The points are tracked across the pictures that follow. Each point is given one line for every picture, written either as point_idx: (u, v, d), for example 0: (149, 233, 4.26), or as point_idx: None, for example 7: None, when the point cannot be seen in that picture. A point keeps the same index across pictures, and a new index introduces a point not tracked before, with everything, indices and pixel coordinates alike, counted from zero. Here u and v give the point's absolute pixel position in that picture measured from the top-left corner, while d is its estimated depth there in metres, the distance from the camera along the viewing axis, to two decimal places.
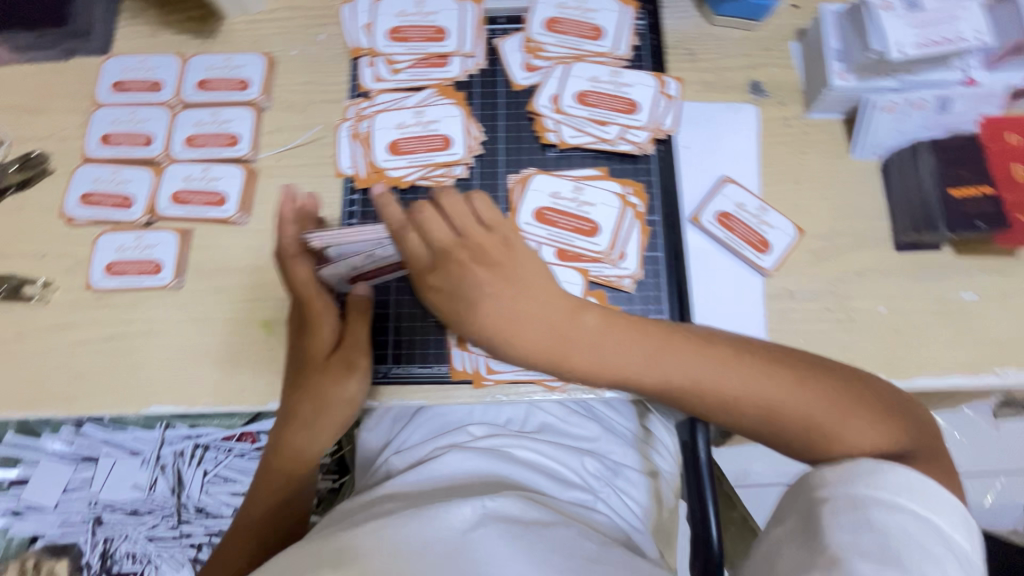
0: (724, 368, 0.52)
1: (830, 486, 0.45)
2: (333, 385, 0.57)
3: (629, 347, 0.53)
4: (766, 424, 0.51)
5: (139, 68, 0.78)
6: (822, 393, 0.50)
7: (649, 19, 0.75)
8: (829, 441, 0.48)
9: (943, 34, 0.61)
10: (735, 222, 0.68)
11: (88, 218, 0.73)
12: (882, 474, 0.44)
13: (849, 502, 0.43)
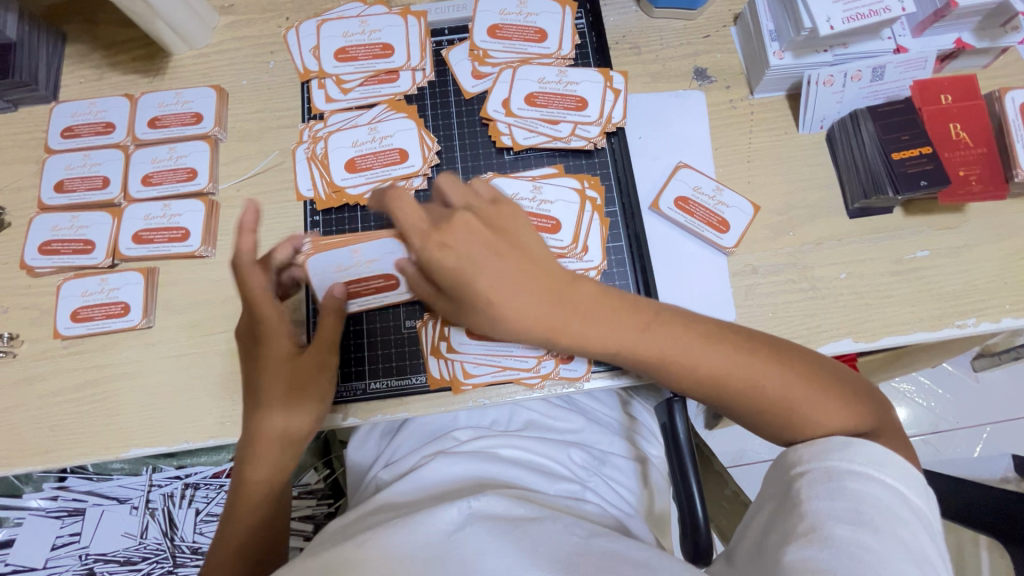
0: (708, 345, 0.52)
1: (803, 462, 0.46)
2: (290, 409, 0.55)
3: (622, 324, 0.51)
4: (746, 397, 0.51)
5: (89, 111, 0.77)
6: (793, 374, 0.51)
7: (590, 17, 0.77)
8: (805, 416, 0.49)
9: (870, 6, 0.64)
10: (695, 206, 0.70)
11: (50, 267, 0.72)
12: (854, 446, 0.45)
13: (824, 474, 0.44)
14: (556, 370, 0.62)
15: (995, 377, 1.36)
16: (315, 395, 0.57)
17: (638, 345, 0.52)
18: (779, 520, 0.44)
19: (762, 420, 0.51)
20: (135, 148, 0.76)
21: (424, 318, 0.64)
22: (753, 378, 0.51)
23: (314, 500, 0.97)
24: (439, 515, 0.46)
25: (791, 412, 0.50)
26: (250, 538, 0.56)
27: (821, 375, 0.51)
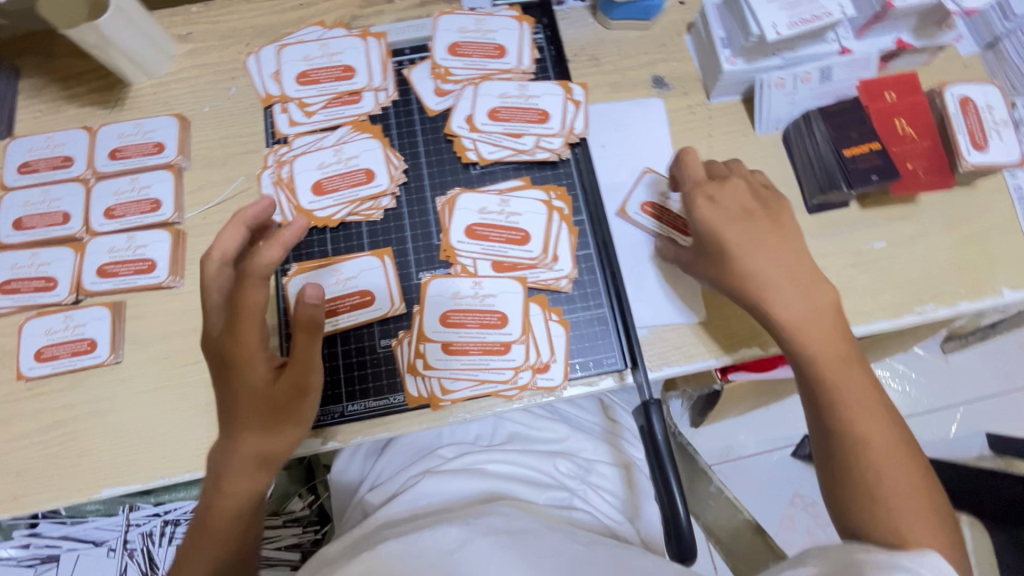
0: (865, 410, 0.51)
1: (870, 552, 0.43)
2: (288, 418, 0.55)
3: (842, 340, 0.54)
4: (845, 462, 0.50)
5: (46, 146, 0.76)
6: (913, 471, 0.50)
7: (546, 32, 0.78)
8: (896, 506, 0.48)
9: (811, 12, 0.67)
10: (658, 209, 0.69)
11: (10, 307, 0.70)
12: (923, 559, 0.43)
13: (886, 564, 0.42)
14: (534, 379, 0.62)
15: (963, 358, 1.41)
16: (292, 416, 0.56)
17: (819, 370, 0.53)
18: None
19: (841, 494, 0.51)
20: (96, 181, 0.75)
21: (399, 336, 0.63)
22: (900, 453, 0.50)
23: (299, 529, 0.93)
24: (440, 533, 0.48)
25: (920, 495, 0.49)
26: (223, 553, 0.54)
27: (933, 488, 0.50)
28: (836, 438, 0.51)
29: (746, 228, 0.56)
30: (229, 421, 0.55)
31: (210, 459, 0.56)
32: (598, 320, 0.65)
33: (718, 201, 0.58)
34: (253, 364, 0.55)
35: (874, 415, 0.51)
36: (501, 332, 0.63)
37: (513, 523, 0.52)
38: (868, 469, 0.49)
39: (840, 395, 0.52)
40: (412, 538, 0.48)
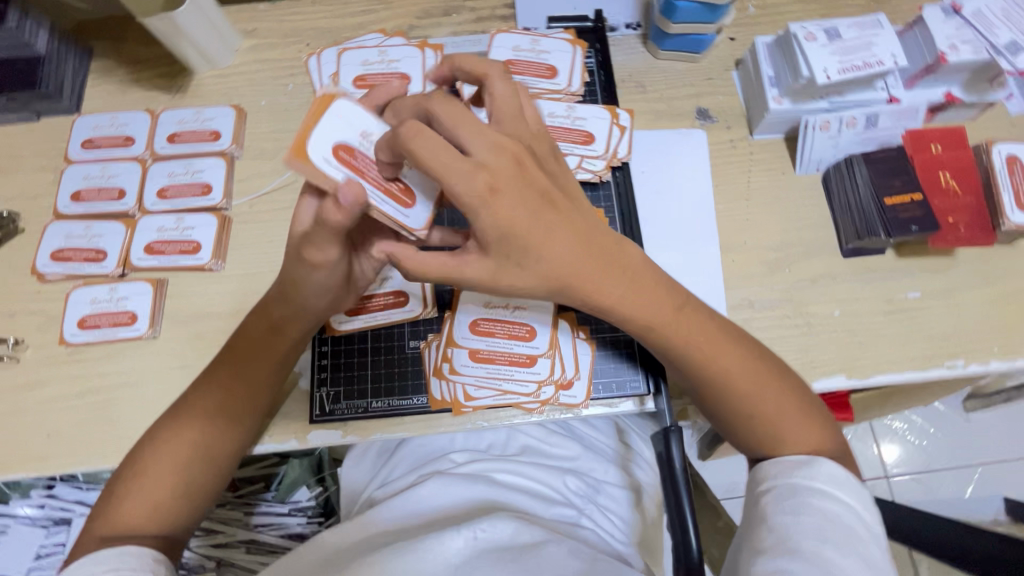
0: (728, 356, 0.54)
1: (771, 479, 0.50)
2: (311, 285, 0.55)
3: (664, 297, 0.53)
4: (728, 411, 0.55)
5: (110, 125, 0.79)
6: (783, 387, 0.55)
7: (598, 56, 0.80)
8: (793, 440, 0.53)
9: (864, 59, 0.68)
10: (356, 156, 0.48)
11: (60, 275, 0.73)
12: (817, 466, 0.49)
13: (789, 491, 0.49)
14: (556, 396, 0.63)
15: (987, 418, 1.36)
16: (296, 289, 0.54)
17: (674, 341, 0.53)
18: (750, 539, 0.48)
19: (731, 431, 0.56)
20: (153, 162, 0.78)
21: (427, 339, 0.65)
22: (766, 384, 0.54)
23: (304, 519, 0.97)
24: (446, 542, 0.48)
25: (804, 417, 0.54)
26: (178, 499, 0.54)
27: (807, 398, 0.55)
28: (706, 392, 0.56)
29: (494, 203, 0.44)
30: (237, 345, 0.59)
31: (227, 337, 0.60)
32: (624, 343, 0.65)
33: (498, 195, 0.44)
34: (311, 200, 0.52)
35: (733, 362, 0.54)
36: (528, 345, 0.64)
37: (525, 534, 0.51)
38: (752, 418, 0.54)
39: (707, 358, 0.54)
40: (417, 546, 0.48)
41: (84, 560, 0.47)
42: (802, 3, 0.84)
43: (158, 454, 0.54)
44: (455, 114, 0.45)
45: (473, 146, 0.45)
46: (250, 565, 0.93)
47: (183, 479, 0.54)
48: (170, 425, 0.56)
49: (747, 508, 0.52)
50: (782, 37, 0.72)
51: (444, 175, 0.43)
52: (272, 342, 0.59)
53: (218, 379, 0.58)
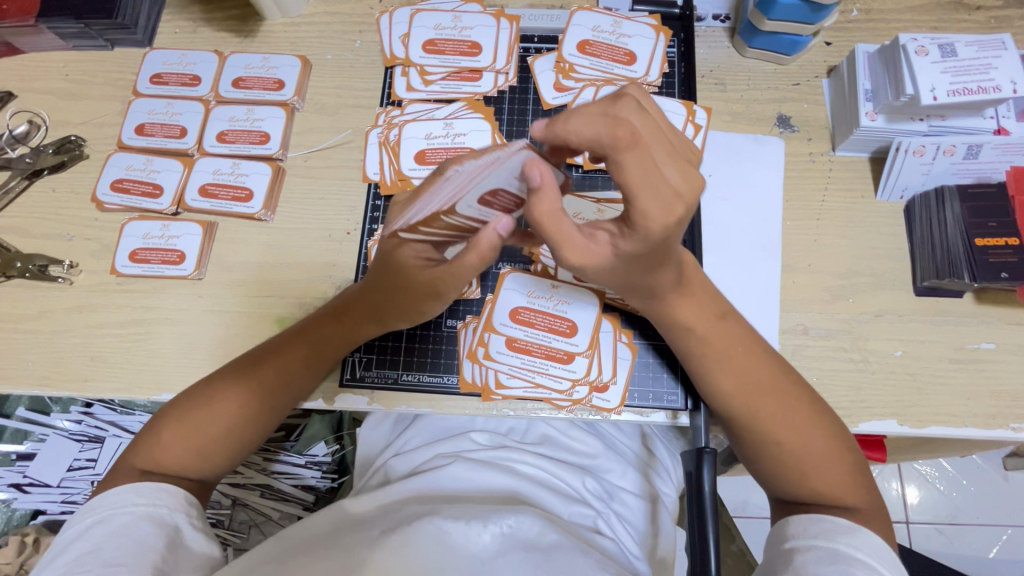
0: (757, 387, 0.54)
1: (812, 539, 0.47)
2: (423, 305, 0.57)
3: (703, 306, 0.55)
4: (751, 444, 0.54)
5: (179, 62, 0.80)
6: (820, 423, 0.53)
7: (681, 47, 0.75)
8: (820, 479, 0.51)
9: (979, 82, 0.61)
10: (497, 197, 0.45)
11: (118, 205, 0.75)
12: (860, 535, 0.46)
13: (830, 555, 0.45)
14: (588, 397, 0.61)
15: None
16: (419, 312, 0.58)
17: (706, 340, 0.55)
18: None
19: (756, 459, 0.55)
20: (216, 104, 0.78)
21: (466, 320, 0.64)
22: (798, 415, 0.53)
23: (319, 472, 0.99)
24: (473, 537, 0.50)
25: (835, 454, 0.52)
26: (217, 449, 0.55)
27: (843, 435, 0.53)
28: (732, 417, 0.55)
29: (658, 242, 0.42)
30: (298, 338, 0.59)
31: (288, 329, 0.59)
32: (666, 353, 0.62)
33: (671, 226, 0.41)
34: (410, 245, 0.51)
35: (768, 397, 0.53)
36: (567, 342, 0.62)
37: (549, 536, 0.53)
38: (777, 448, 0.53)
39: (732, 389, 0.54)
40: (440, 531, 0.49)
41: (125, 489, 0.49)
42: (912, 12, 0.77)
43: (206, 405, 0.55)
44: (657, 139, 0.39)
45: (673, 171, 0.39)
46: (263, 508, 0.98)
47: (230, 435, 0.55)
48: (220, 378, 0.57)
49: (773, 563, 0.48)
50: (887, 47, 0.66)
51: (635, 203, 0.39)
52: (331, 321, 0.60)
53: (272, 369, 0.57)
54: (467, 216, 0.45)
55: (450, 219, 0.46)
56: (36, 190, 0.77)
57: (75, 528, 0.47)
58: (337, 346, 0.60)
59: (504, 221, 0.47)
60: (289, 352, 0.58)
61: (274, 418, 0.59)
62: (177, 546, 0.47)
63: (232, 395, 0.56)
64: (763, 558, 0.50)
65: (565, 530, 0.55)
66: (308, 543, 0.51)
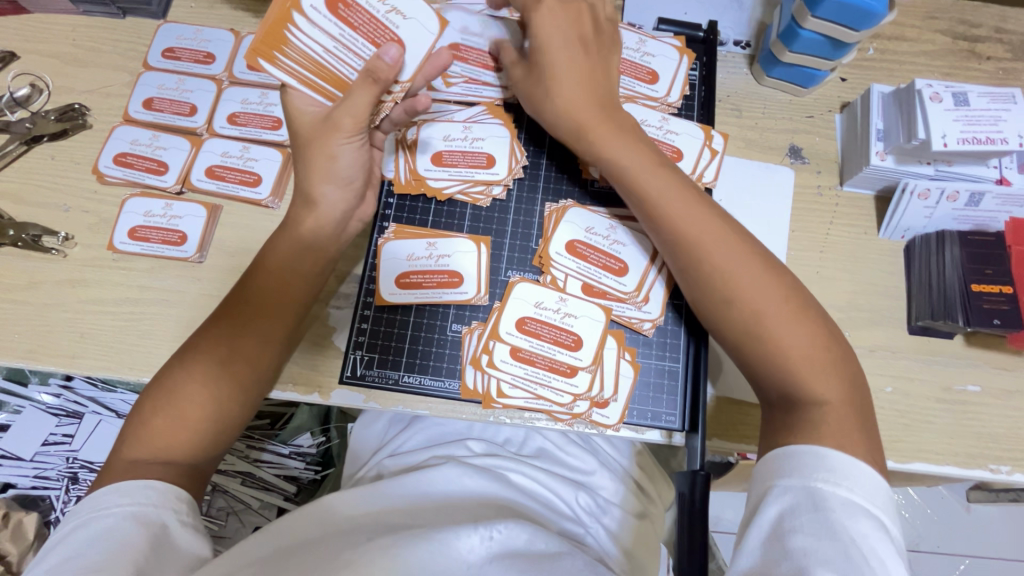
0: (722, 241, 0.55)
1: (789, 480, 0.45)
2: (325, 147, 0.55)
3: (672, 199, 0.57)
4: (723, 321, 0.54)
5: (194, 38, 0.78)
6: (799, 317, 0.52)
7: (703, 70, 0.76)
8: (792, 354, 0.51)
9: (987, 133, 0.63)
10: (352, 12, 0.47)
11: (119, 178, 0.73)
12: (837, 466, 0.45)
13: (808, 499, 0.43)
14: (589, 413, 0.61)
15: (986, 512, 1.31)
16: (331, 162, 0.56)
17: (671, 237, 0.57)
18: (761, 555, 0.43)
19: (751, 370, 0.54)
20: (229, 84, 0.77)
21: (471, 326, 0.63)
22: (764, 276, 0.53)
23: (303, 463, 0.98)
24: (462, 541, 0.49)
25: (805, 329, 0.52)
26: (204, 420, 0.54)
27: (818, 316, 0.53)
28: (694, 275, 0.56)
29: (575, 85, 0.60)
30: (263, 274, 0.60)
31: (254, 266, 0.61)
32: (668, 374, 0.62)
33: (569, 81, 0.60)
34: (299, 92, 0.54)
35: (729, 256, 0.54)
36: (572, 356, 0.62)
37: (538, 544, 0.53)
38: (742, 312, 0.53)
39: (697, 241, 0.55)
40: (430, 534, 0.49)
41: (112, 487, 0.48)
42: (926, 57, 0.79)
43: (187, 376, 0.55)
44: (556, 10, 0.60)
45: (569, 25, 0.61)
46: (243, 496, 0.97)
47: (214, 400, 0.55)
48: (198, 348, 0.57)
49: (754, 504, 0.46)
50: (902, 90, 0.68)
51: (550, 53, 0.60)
52: (304, 262, 0.60)
53: (241, 307, 0.59)
54: (315, 32, 0.47)
55: (306, 41, 0.48)
56: (34, 156, 0.74)
57: (62, 531, 0.46)
58: (300, 273, 0.60)
59: (391, 49, 0.48)
60: (255, 278, 0.60)
61: (249, 375, 0.57)
62: (164, 545, 0.46)
63: (203, 333, 0.58)
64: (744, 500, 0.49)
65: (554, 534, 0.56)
66: (298, 542, 0.50)
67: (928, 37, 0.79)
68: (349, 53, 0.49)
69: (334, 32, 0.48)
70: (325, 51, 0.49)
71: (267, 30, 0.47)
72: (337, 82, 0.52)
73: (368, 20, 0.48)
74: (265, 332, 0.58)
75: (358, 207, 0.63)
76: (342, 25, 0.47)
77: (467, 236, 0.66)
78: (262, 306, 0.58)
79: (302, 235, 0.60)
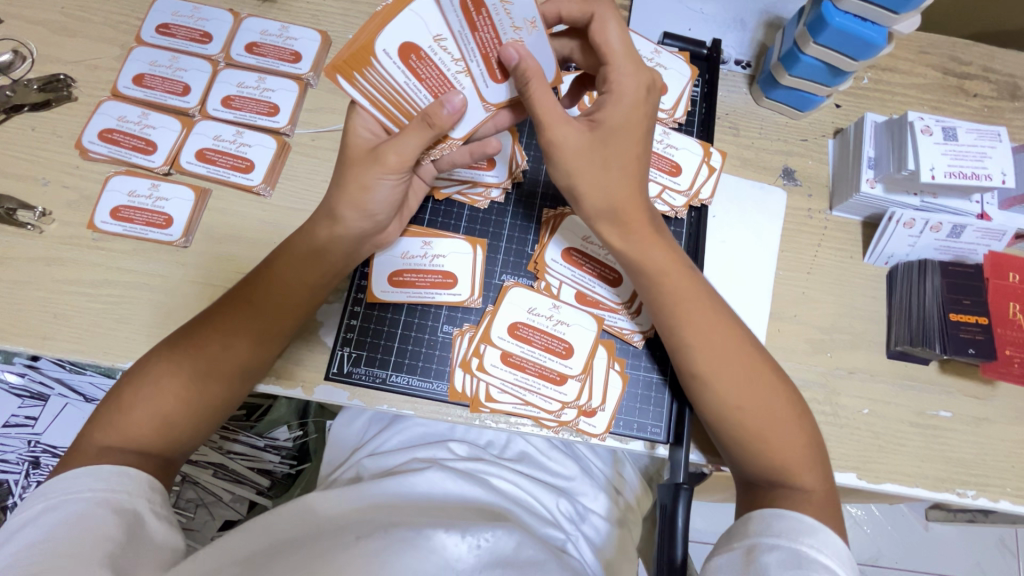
0: (735, 346, 0.55)
1: (774, 541, 0.47)
2: (367, 178, 0.53)
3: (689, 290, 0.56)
4: (714, 414, 0.55)
5: (190, 16, 0.76)
6: (795, 409, 0.54)
7: (705, 87, 0.77)
8: (778, 451, 0.53)
9: (973, 169, 0.65)
10: (424, 64, 0.48)
11: (104, 155, 0.70)
12: (821, 534, 0.46)
13: (792, 560, 0.45)
14: (576, 420, 0.61)
15: (942, 530, 1.36)
16: (364, 195, 0.55)
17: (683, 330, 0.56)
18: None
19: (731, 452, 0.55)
20: (225, 66, 0.75)
21: (462, 328, 0.63)
22: (766, 382, 0.54)
23: (277, 457, 0.96)
24: (450, 546, 0.48)
25: (795, 428, 0.53)
26: (187, 413, 0.53)
27: (804, 415, 0.54)
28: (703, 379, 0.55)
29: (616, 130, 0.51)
30: (266, 267, 0.58)
31: (259, 259, 0.60)
32: (655, 386, 0.63)
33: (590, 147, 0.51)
34: (366, 114, 0.53)
35: (735, 356, 0.54)
36: (562, 363, 0.62)
37: (524, 550, 0.53)
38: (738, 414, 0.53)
39: (705, 349, 0.55)
40: (417, 539, 0.48)
41: (81, 472, 0.46)
42: (917, 89, 0.81)
43: (174, 365, 0.54)
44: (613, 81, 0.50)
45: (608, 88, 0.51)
46: (215, 488, 0.93)
47: (199, 395, 0.53)
48: (188, 336, 0.55)
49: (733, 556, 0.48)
50: (895, 121, 0.69)
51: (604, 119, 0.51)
52: (306, 258, 0.58)
53: (239, 299, 0.57)
54: (389, 71, 0.48)
55: (384, 78, 0.48)
56: (13, 125, 0.71)
57: (28, 514, 0.44)
58: (300, 268, 0.58)
59: (454, 100, 0.48)
60: (257, 272, 0.58)
61: (236, 370, 0.56)
62: (136, 532, 0.45)
63: (198, 322, 0.56)
64: (720, 540, 0.51)
65: (539, 543, 0.56)
66: (276, 542, 0.49)
67: (919, 71, 0.82)
68: (420, 93, 0.50)
69: (406, 79, 0.48)
70: (394, 88, 0.49)
71: (352, 54, 0.45)
72: (402, 113, 0.52)
73: (437, 75, 0.49)
74: (258, 330, 0.57)
75: (380, 233, 0.61)
76: (421, 72, 0.48)
77: (463, 237, 0.65)
78: (259, 300, 0.57)
79: (314, 240, 0.58)
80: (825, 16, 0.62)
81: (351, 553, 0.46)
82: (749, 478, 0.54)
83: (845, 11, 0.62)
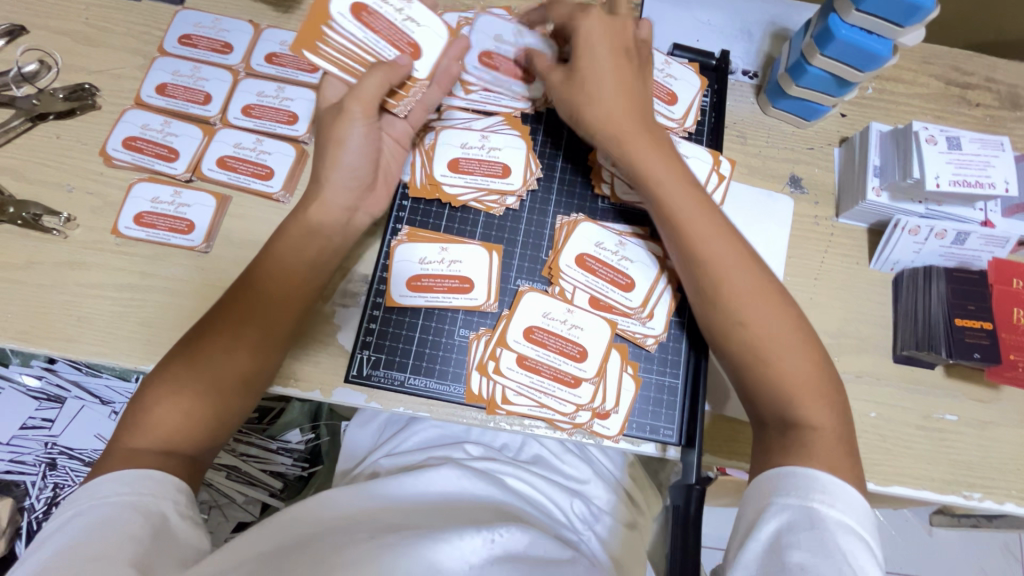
0: (742, 270, 0.58)
1: (787, 501, 0.47)
2: (340, 128, 0.60)
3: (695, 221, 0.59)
4: (724, 335, 0.57)
5: (211, 27, 0.78)
6: (804, 336, 0.56)
7: (714, 97, 0.79)
8: (788, 380, 0.54)
9: (977, 177, 0.66)
10: (374, 18, 0.56)
11: (127, 162, 0.72)
12: (830, 487, 0.48)
13: (805, 518, 0.46)
14: (589, 422, 0.63)
15: (945, 535, 1.37)
16: (339, 147, 0.60)
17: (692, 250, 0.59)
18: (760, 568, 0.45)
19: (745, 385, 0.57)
20: (245, 76, 0.76)
21: (478, 332, 0.64)
22: (773, 307, 0.57)
23: (290, 459, 0.97)
24: (465, 541, 0.50)
25: (805, 357, 0.55)
26: (208, 411, 0.54)
27: (816, 340, 0.56)
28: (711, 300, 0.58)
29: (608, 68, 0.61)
30: (270, 263, 0.60)
31: (260, 255, 0.61)
32: (668, 390, 0.64)
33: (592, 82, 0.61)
34: (334, 80, 0.62)
35: (741, 282, 0.57)
36: (577, 366, 0.64)
37: (537, 547, 0.54)
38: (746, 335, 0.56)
39: (714, 268, 0.58)
40: (433, 536, 0.49)
41: (111, 476, 0.48)
42: (920, 99, 0.83)
43: (193, 365, 0.55)
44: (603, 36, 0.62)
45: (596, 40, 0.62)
46: (228, 490, 0.94)
47: (220, 393, 0.55)
48: (203, 336, 0.57)
49: (751, 519, 0.49)
50: (900, 130, 0.71)
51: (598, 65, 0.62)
52: (309, 251, 0.60)
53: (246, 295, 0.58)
54: (345, 29, 0.56)
55: (340, 38, 0.57)
56: (39, 133, 0.73)
57: (59, 519, 0.45)
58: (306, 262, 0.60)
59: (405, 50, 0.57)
60: (260, 266, 0.60)
61: (253, 366, 0.57)
62: (162, 534, 0.46)
63: (209, 320, 0.58)
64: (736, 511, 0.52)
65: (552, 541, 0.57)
66: (295, 540, 0.50)
67: (923, 81, 0.84)
68: (374, 50, 0.57)
69: (361, 34, 0.56)
70: (353, 47, 0.57)
71: (309, 24, 0.56)
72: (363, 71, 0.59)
73: (387, 26, 0.57)
74: (271, 326, 0.58)
75: (366, 199, 0.64)
76: (375, 28, 0.56)
77: (478, 244, 0.67)
78: (269, 296, 0.58)
79: (313, 226, 0.61)
80: (831, 28, 0.64)
81: (368, 549, 0.47)
82: (763, 417, 0.55)
83: (850, 24, 0.64)
